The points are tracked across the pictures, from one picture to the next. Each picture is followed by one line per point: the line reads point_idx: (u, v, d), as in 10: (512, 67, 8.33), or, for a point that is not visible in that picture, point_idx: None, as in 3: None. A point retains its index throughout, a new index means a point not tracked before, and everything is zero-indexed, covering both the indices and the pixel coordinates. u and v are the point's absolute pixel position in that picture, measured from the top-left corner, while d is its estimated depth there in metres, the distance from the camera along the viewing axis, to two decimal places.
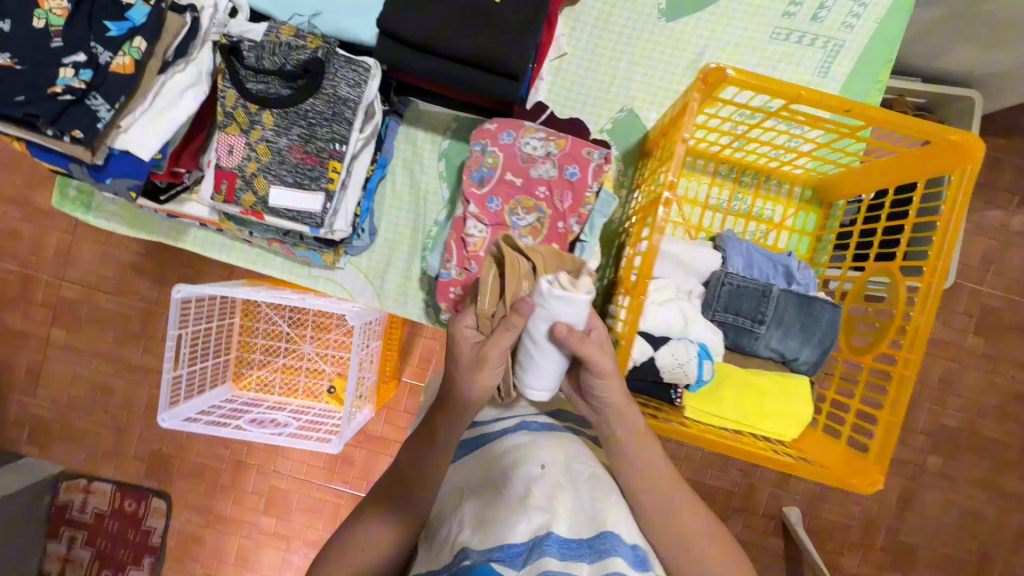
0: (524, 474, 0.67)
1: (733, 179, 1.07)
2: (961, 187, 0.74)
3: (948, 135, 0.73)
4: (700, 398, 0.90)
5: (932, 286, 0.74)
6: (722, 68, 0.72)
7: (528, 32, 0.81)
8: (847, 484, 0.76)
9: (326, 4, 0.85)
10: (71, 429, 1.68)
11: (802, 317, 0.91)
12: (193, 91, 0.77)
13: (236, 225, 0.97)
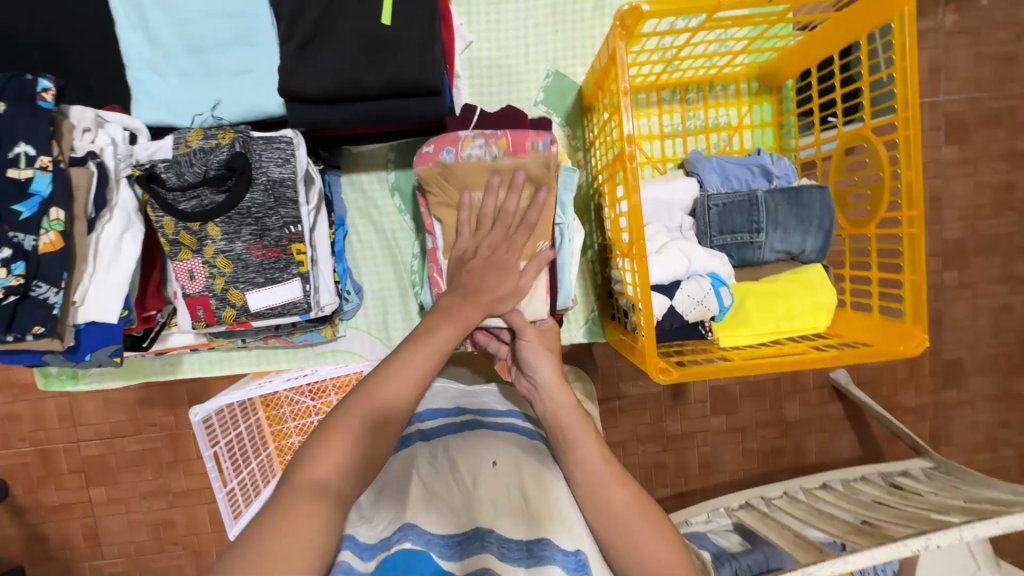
0: (480, 466, 0.73)
1: (680, 100, 1.05)
2: (904, 35, 0.73)
3: None
4: (729, 326, 0.90)
5: (910, 139, 0.74)
6: (637, 7, 0.70)
7: (429, 44, 0.78)
8: (898, 352, 0.76)
9: (222, 89, 0.83)
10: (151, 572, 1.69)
11: (796, 210, 0.90)
12: (130, 235, 0.73)
13: (226, 338, 0.94)
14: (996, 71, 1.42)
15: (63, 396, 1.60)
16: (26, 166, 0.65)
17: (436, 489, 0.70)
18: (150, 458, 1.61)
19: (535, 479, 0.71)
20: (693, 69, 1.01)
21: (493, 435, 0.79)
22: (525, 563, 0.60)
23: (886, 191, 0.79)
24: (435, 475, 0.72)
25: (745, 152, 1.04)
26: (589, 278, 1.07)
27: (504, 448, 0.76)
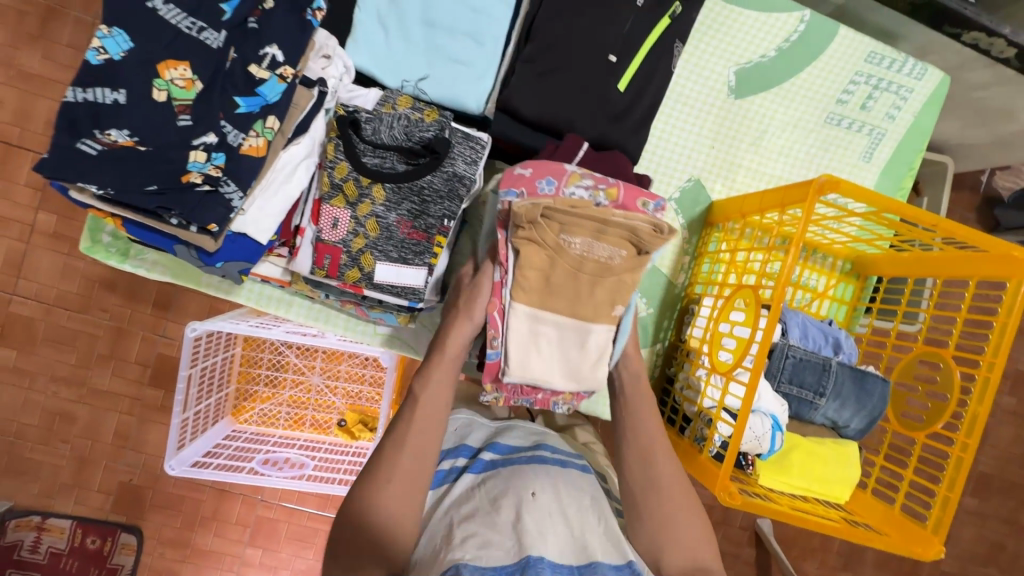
0: (519, 499, 0.75)
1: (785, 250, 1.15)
2: (1016, 297, 0.86)
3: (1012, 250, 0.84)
4: (770, 469, 0.97)
5: (988, 381, 0.85)
6: (834, 179, 0.79)
7: (646, 123, 0.83)
8: (914, 551, 0.84)
9: (434, 68, 0.84)
10: (17, 461, 1.49)
11: (857, 389, 1.01)
12: (306, 162, 0.76)
13: (311, 285, 0.91)
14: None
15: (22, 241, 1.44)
16: (267, 68, 0.71)
17: (483, 522, 0.72)
18: (83, 343, 1.46)
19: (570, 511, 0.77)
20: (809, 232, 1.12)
21: (525, 467, 0.82)
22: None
23: (948, 412, 0.91)
24: (475, 511, 0.75)
25: (819, 317, 1.15)
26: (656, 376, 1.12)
27: (539, 478, 0.80)
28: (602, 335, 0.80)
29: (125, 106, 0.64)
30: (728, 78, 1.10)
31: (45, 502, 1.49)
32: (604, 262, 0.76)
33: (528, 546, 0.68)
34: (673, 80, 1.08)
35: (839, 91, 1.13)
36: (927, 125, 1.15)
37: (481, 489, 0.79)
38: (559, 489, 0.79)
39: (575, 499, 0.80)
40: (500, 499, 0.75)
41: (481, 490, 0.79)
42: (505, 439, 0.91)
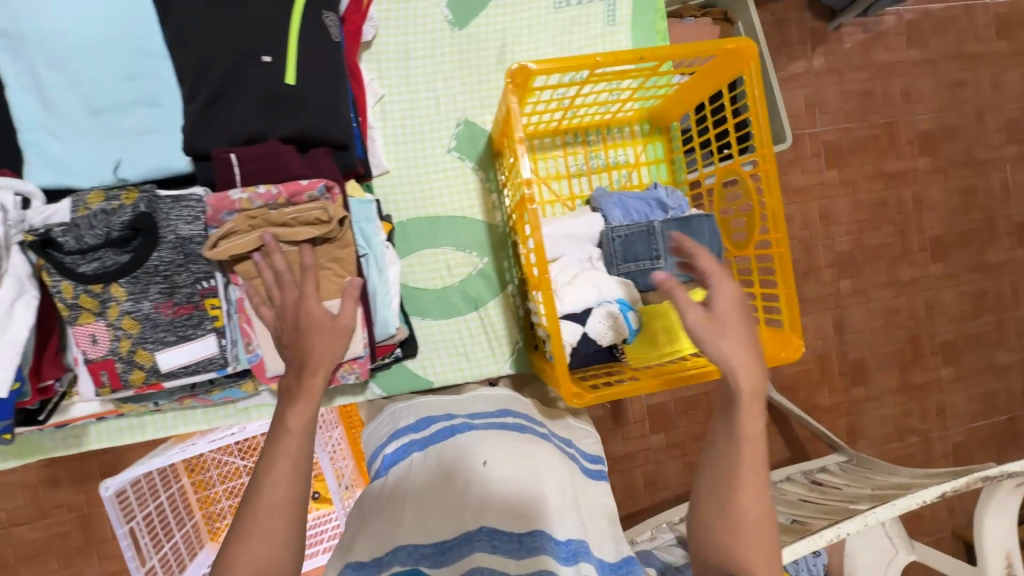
0: (470, 471, 0.78)
1: (582, 142, 1.15)
2: (754, 85, 0.86)
3: (725, 45, 0.85)
4: (641, 348, 0.97)
5: (769, 174, 0.87)
6: (523, 67, 0.81)
7: (333, 96, 0.81)
8: (781, 358, 0.85)
9: (125, 149, 0.82)
10: None
11: (688, 237, 1.01)
12: (19, 303, 0.72)
13: (136, 402, 0.89)
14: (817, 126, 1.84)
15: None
16: None
17: (431, 495, 0.78)
18: (57, 543, 1.52)
19: (522, 475, 0.78)
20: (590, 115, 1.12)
21: (484, 435, 0.83)
22: (518, 554, 0.72)
23: (757, 218, 0.93)
24: (427, 480, 0.80)
25: (643, 186, 1.15)
26: (520, 317, 1.12)
27: (497, 446, 0.81)
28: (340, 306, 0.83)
29: None
30: (442, 14, 1.08)
31: None
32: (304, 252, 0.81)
33: (467, 521, 0.74)
34: (392, 44, 1.07)
35: None
36: None
37: (436, 459, 0.82)
38: (515, 456, 0.80)
39: (531, 457, 0.81)
40: (450, 474, 0.79)
41: (433, 462, 0.82)
42: (471, 410, 0.93)
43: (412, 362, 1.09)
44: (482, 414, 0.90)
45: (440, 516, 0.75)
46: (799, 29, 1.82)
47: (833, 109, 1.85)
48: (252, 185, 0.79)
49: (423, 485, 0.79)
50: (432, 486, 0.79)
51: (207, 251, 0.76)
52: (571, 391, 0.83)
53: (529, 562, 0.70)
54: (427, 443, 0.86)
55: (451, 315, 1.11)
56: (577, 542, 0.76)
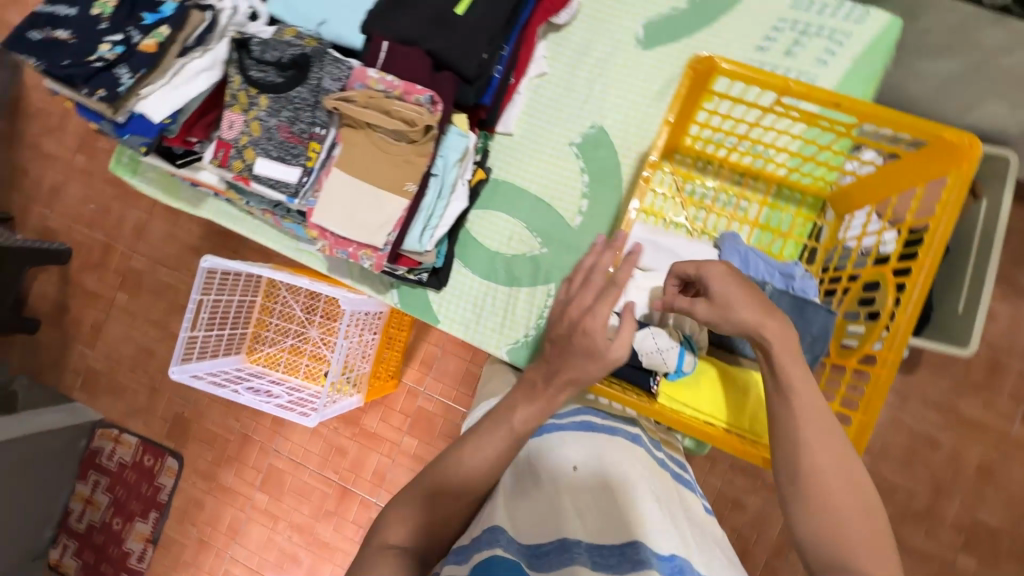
0: (560, 474, 0.76)
1: (730, 180, 1.09)
2: (952, 188, 0.75)
3: (942, 134, 0.75)
4: (679, 391, 0.89)
5: (917, 284, 0.75)
6: (713, 58, 0.79)
7: (479, 34, 0.94)
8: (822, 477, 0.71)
9: (331, 14, 1.01)
10: (171, 392, 2.38)
11: (794, 317, 0.88)
12: (205, 74, 0.95)
13: (237, 193, 1.12)
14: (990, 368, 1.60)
15: (203, 239, 2.30)
16: None
17: (529, 497, 0.74)
18: None
19: (616, 485, 0.74)
20: (746, 158, 1.06)
21: (570, 437, 0.81)
22: (620, 565, 0.63)
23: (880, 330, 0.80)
24: (518, 482, 0.77)
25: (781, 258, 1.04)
26: (542, 316, 1.12)
27: (583, 452, 0.79)
28: (395, 204, 0.96)
29: (75, 17, 0.91)
30: (635, 31, 1.14)
31: (178, 426, 2.36)
32: (392, 143, 0.95)
33: (564, 526, 0.68)
34: (577, 38, 1.16)
35: (759, 39, 1.09)
36: (874, 63, 1.04)
37: (523, 462, 0.80)
38: (608, 469, 0.76)
39: (627, 471, 0.76)
40: (539, 473, 0.77)
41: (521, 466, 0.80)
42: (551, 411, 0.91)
43: (434, 295, 1.17)
44: (568, 414, 0.88)
45: (535, 519, 0.71)
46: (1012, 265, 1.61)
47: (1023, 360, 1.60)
48: (386, 72, 0.95)
49: (519, 486, 0.77)
50: (520, 487, 0.77)
51: (328, 98, 0.94)
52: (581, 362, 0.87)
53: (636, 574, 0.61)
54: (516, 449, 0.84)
55: (489, 277, 1.16)
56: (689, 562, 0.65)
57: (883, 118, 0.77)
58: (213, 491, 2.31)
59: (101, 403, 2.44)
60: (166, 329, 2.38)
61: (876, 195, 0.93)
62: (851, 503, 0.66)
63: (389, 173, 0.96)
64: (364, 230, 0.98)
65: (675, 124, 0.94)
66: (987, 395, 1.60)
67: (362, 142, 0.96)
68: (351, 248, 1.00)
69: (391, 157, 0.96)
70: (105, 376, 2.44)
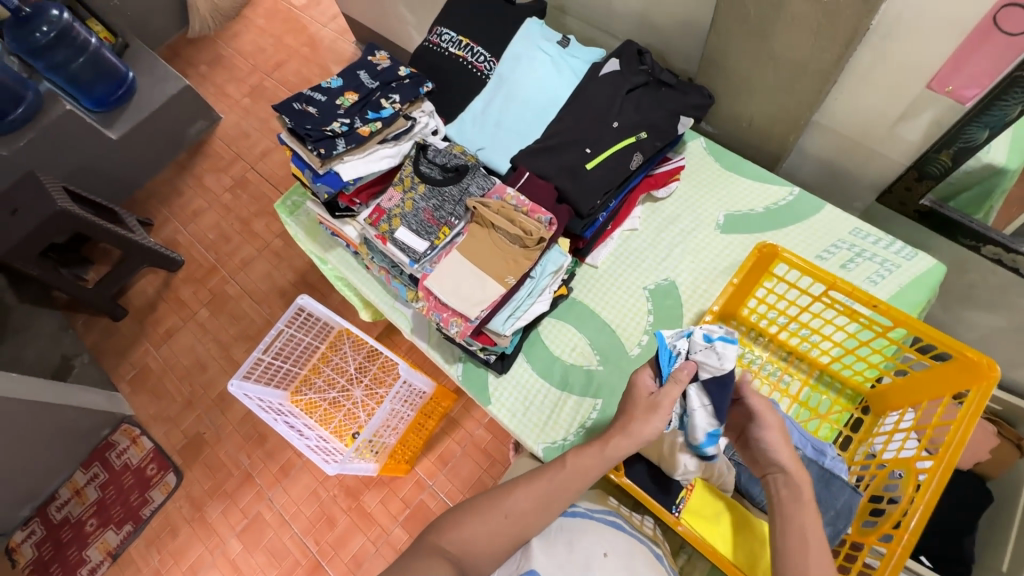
0: (591, 554, 0.83)
1: (778, 355, 1.23)
2: (973, 403, 0.86)
3: (966, 354, 0.88)
4: (695, 517, 0.95)
5: (938, 478, 0.84)
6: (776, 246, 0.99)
7: (598, 186, 1.22)
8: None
9: (489, 145, 1.35)
10: (202, 410, 2.49)
11: (820, 488, 0.95)
12: (390, 160, 1.26)
13: (368, 249, 1.37)
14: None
15: (295, 285, 2.60)
16: (389, 103, 1.27)
17: (562, 565, 0.81)
18: None
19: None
20: (794, 339, 1.21)
21: (602, 529, 0.90)
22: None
23: (900, 514, 0.88)
24: (552, 547, 0.84)
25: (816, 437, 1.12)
26: (582, 425, 1.22)
27: (613, 545, 0.87)
28: (493, 289, 1.16)
29: (322, 101, 1.27)
30: (716, 217, 1.39)
31: (193, 445, 2.42)
32: (507, 243, 1.18)
33: None
34: (666, 210, 1.43)
35: (818, 250, 1.31)
36: (916, 296, 1.22)
37: (557, 530, 0.88)
38: (636, 571, 0.83)
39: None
40: (572, 545, 0.84)
41: (556, 534, 0.87)
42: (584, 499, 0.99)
43: (493, 378, 1.31)
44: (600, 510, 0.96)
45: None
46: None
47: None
48: (520, 193, 1.22)
49: (552, 550, 0.84)
50: (552, 552, 0.84)
51: (472, 199, 1.22)
52: (616, 460, 0.97)
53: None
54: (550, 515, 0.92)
55: (544, 377, 1.29)
56: None
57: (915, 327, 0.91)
58: (195, 523, 2.27)
59: (139, 399, 2.58)
60: (228, 352, 2.58)
61: (910, 401, 1.03)
62: None
63: (498, 264, 1.18)
64: (464, 302, 1.17)
65: (737, 291, 1.13)
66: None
67: (485, 236, 1.20)
68: (445, 313, 1.18)
69: (503, 253, 1.18)
70: (155, 376, 2.61)
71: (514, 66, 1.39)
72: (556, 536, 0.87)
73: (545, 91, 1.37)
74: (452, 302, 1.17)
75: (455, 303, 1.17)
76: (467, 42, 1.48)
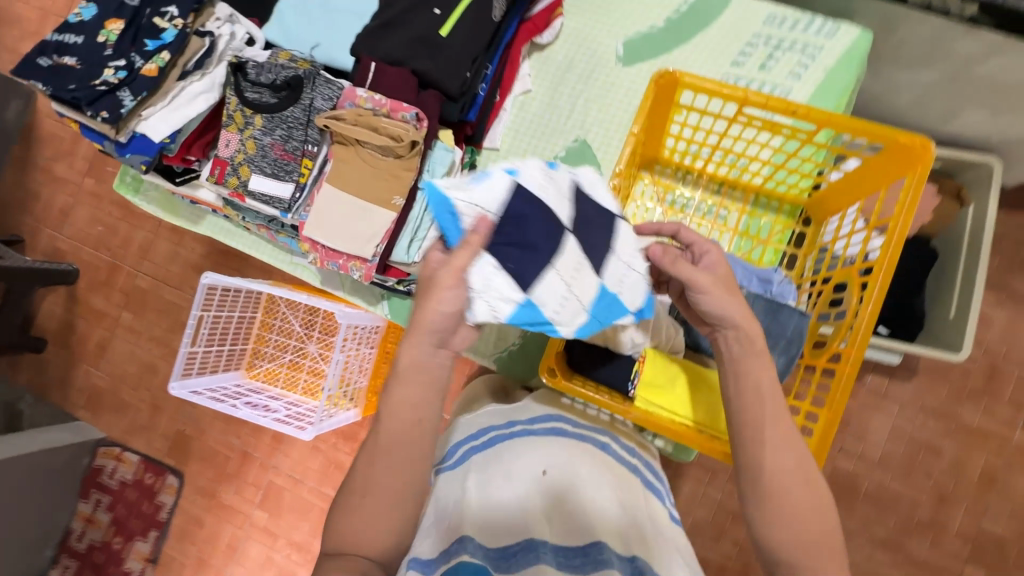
0: (529, 476, 0.82)
1: (710, 189, 1.12)
2: (911, 190, 0.78)
3: (900, 138, 0.77)
4: (651, 391, 0.91)
5: (878, 284, 0.77)
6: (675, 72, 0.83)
7: (463, 54, 0.98)
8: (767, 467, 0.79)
9: (324, 38, 1.08)
10: (173, 409, 2.40)
11: (768, 320, 0.91)
12: (204, 96, 1.00)
13: (233, 209, 1.15)
14: (990, 376, 1.61)
15: (208, 257, 2.35)
16: (167, 20, 0.97)
17: (499, 498, 0.79)
18: None
19: (583, 490, 0.81)
20: (721, 167, 1.09)
21: (541, 442, 0.89)
22: (584, 566, 0.70)
23: (846, 331, 0.82)
24: (491, 480, 0.82)
25: (762, 265, 1.06)
26: (527, 325, 1.16)
27: (551, 457, 0.86)
28: (383, 217, 1.00)
29: (82, 45, 0.97)
30: (615, 48, 1.18)
31: (180, 444, 2.37)
32: (381, 159, 0.99)
33: (532, 529, 0.74)
34: (560, 56, 1.21)
35: (734, 54, 1.13)
36: (844, 76, 1.08)
37: (496, 460, 0.87)
38: (578, 474, 0.83)
39: (593, 476, 0.83)
40: (509, 473, 0.83)
41: (495, 466, 0.85)
42: (527, 412, 0.99)
43: None
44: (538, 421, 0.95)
45: (506, 519, 0.77)
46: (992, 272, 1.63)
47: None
48: (374, 91, 0.98)
49: (489, 482, 0.82)
50: (490, 483, 0.82)
51: (320, 117, 0.98)
52: (549, 365, 0.92)
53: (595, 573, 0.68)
54: (485, 446, 0.92)
55: None
56: (646, 561, 0.72)
57: (841, 123, 0.80)
58: (214, 508, 2.30)
59: (105, 420, 2.45)
60: (170, 347, 2.41)
61: (851, 202, 0.96)
62: (804, 499, 0.70)
63: (377, 187, 1.00)
64: (354, 242, 1.01)
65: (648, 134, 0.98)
66: (988, 403, 1.60)
67: (353, 157, 1.00)
68: (339, 259, 1.04)
69: (379, 171, 1.00)
70: (109, 393, 2.46)
71: None
72: (492, 466, 0.85)
73: None
74: (342, 244, 1.01)
75: (346, 245, 1.01)
76: None
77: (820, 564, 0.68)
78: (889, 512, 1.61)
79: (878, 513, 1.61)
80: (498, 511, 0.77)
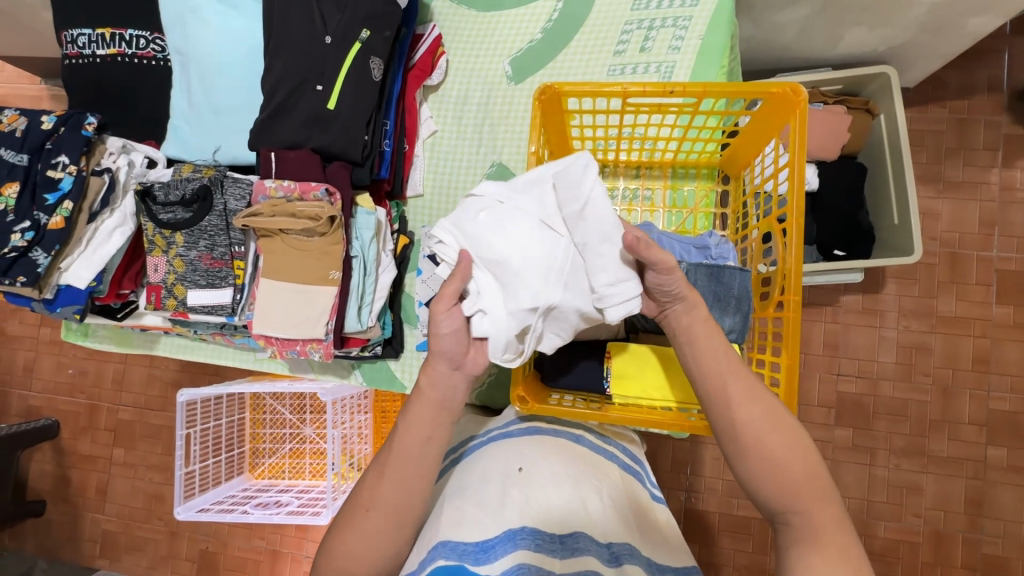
0: (505, 473, 0.82)
1: (631, 175, 1.15)
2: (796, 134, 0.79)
3: (769, 89, 0.80)
4: (623, 383, 0.92)
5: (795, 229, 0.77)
6: (552, 85, 0.85)
7: (355, 119, 0.99)
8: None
9: (224, 139, 1.08)
10: (190, 531, 2.33)
11: (713, 287, 0.93)
12: (120, 230, 1.01)
13: (183, 326, 1.14)
14: (952, 264, 1.66)
15: (182, 369, 2.31)
16: (60, 170, 0.95)
17: (476, 498, 0.79)
18: None
19: (557, 480, 0.80)
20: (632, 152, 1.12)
21: (514, 444, 0.88)
22: (562, 554, 0.72)
23: (783, 278, 0.81)
24: (470, 483, 0.82)
25: (696, 233, 1.09)
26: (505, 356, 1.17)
27: (525, 453, 0.85)
28: (326, 294, 1.01)
29: None
30: (503, 70, 1.22)
31: (205, 563, 2.29)
32: (306, 240, 1.00)
33: (511, 521, 0.75)
34: (454, 90, 1.24)
35: (614, 45, 1.17)
36: (720, 38, 1.09)
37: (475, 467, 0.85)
38: (554, 466, 0.83)
39: (566, 469, 0.83)
40: (486, 473, 0.83)
41: (475, 470, 0.85)
42: (502, 419, 0.99)
43: (395, 363, 1.21)
44: (509, 425, 0.95)
45: (487, 515, 0.76)
46: (920, 170, 1.69)
47: (982, 246, 1.65)
48: (282, 178, 1.00)
49: (467, 486, 0.82)
50: (465, 485, 0.82)
51: (237, 219, 0.99)
52: (518, 393, 0.90)
53: (571, 561, 0.71)
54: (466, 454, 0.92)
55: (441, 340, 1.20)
56: (619, 545, 0.75)
57: (714, 88, 0.82)
58: None
59: (124, 563, 2.36)
60: (169, 469, 2.35)
61: (759, 156, 0.98)
62: (784, 444, 0.68)
63: (313, 267, 1.00)
64: (305, 326, 1.01)
65: (553, 143, 1.01)
66: (960, 289, 1.65)
67: (280, 246, 1.01)
68: (296, 345, 1.04)
69: (309, 252, 1.00)
70: (122, 535, 2.38)
71: (183, 32, 1.08)
72: (470, 472, 0.85)
73: (234, 43, 1.08)
74: (293, 332, 1.01)
75: (297, 330, 1.01)
76: (111, 31, 1.12)
77: (804, 507, 0.66)
78: (901, 420, 1.64)
79: (891, 423, 1.64)
80: (475, 509, 0.77)
